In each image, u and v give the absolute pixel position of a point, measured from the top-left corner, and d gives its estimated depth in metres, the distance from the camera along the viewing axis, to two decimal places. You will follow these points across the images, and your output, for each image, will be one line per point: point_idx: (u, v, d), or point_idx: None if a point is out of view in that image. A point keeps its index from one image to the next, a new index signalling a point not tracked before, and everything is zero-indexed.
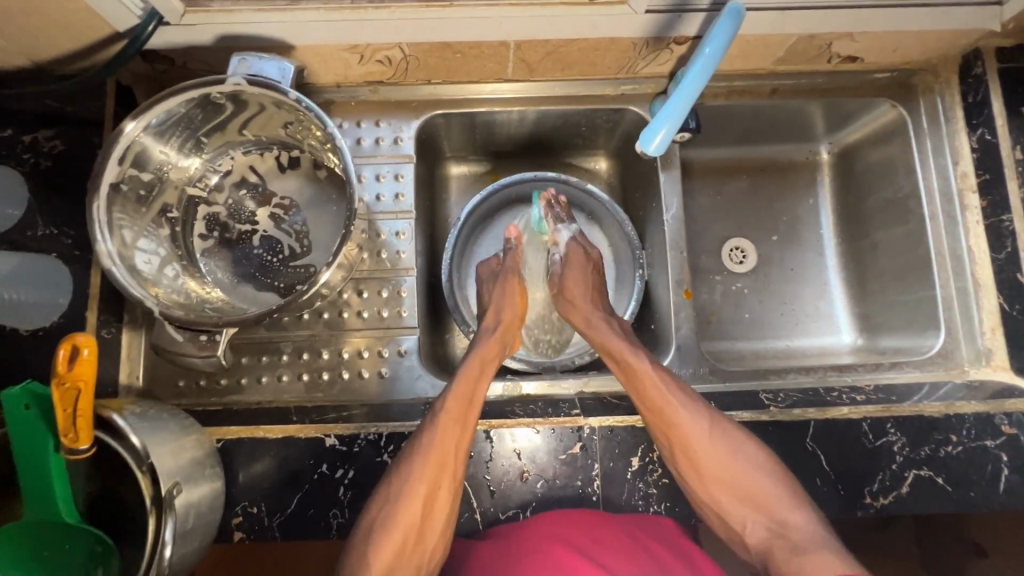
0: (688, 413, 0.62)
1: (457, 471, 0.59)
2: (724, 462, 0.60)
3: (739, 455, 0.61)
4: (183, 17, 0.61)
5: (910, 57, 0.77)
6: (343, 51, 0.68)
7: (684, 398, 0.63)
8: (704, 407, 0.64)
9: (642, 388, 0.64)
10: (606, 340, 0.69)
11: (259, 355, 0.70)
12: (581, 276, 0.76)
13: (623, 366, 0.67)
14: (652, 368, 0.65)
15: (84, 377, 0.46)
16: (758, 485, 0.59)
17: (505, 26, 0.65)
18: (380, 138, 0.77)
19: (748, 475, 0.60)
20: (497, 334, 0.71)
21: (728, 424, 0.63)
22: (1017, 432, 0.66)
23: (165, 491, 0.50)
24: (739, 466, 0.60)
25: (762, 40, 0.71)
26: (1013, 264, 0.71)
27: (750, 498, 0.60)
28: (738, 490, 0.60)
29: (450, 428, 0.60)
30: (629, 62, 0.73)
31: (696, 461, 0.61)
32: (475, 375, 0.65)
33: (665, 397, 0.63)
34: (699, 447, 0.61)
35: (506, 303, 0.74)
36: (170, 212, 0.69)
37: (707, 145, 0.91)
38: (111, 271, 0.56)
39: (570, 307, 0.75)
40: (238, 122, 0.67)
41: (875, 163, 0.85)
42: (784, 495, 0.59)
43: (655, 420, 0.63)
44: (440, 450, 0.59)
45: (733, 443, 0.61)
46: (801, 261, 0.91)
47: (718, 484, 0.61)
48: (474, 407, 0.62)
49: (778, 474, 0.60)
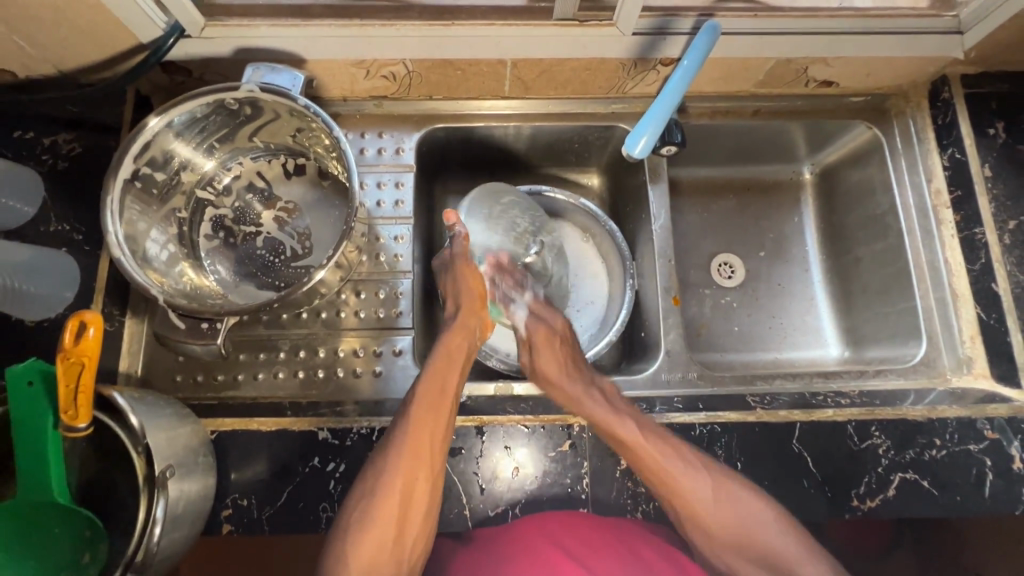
0: (699, 485, 0.59)
1: (432, 476, 0.59)
2: (736, 527, 0.59)
3: (750, 522, 0.59)
4: (203, 30, 0.67)
5: (881, 83, 0.82)
6: (351, 66, 0.73)
7: (686, 465, 0.60)
8: (707, 470, 0.60)
9: (648, 465, 0.60)
10: (593, 411, 0.64)
11: (257, 352, 0.72)
12: (554, 356, 0.71)
13: (611, 439, 0.63)
14: (639, 434, 0.61)
15: (89, 353, 0.48)
16: (777, 550, 0.58)
17: (502, 44, 0.70)
18: (382, 149, 0.81)
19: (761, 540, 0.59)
20: (464, 318, 0.70)
21: (736, 487, 0.60)
22: (1000, 437, 0.67)
23: (158, 472, 0.51)
24: (729, 490, 0.60)
25: (742, 63, 0.76)
26: (988, 274, 0.74)
27: (765, 559, 0.59)
28: (753, 552, 0.60)
29: (417, 428, 0.59)
30: (619, 81, 0.78)
31: (706, 526, 0.60)
32: (443, 366, 0.64)
33: (667, 469, 0.60)
34: (703, 513, 0.60)
35: (467, 288, 0.71)
36: (179, 212, 0.72)
37: (695, 164, 0.95)
38: (119, 259, 0.59)
39: (548, 384, 0.70)
40: (249, 129, 0.71)
41: (855, 183, 0.89)
42: (801, 558, 0.58)
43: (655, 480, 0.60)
44: (412, 447, 0.58)
45: (740, 507, 0.59)
46: (788, 277, 0.94)
47: (730, 545, 0.60)
48: (440, 405, 0.61)
49: (793, 535, 0.58)
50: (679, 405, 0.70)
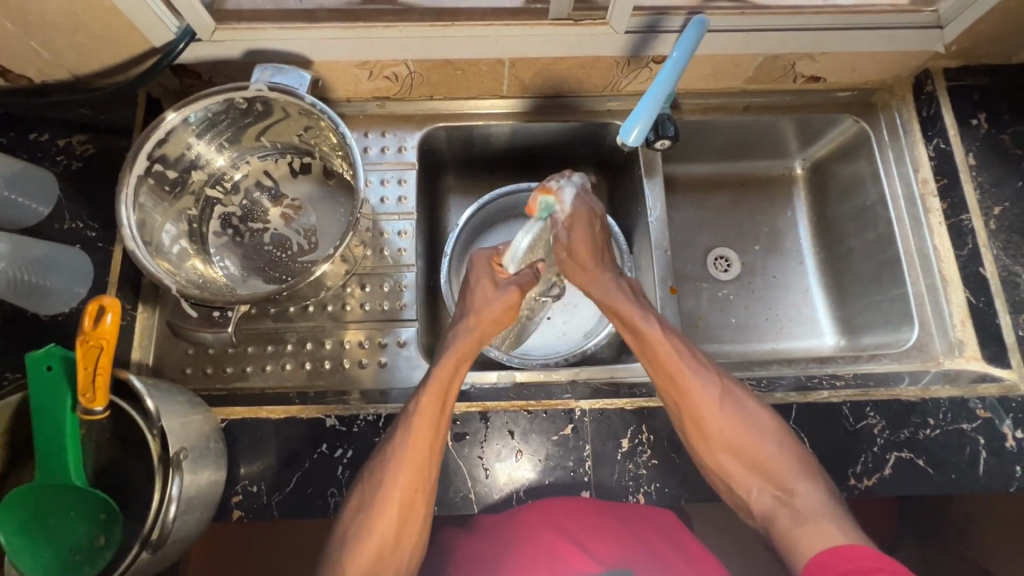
0: (705, 388, 0.66)
1: (428, 483, 0.60)
2: (738, 429, 0.65)
3: (751, 425, 0.65)
4: (213, 33, 0.69)
5: (867, 77, 0.85)
6: (355, 67, 0.75)
7: (697, 367, 0.67)
8: (715, 375, 0.68)
9: (664, 366, 0.67)
10: (615, 303, 0.71)
11: (265, 345, 0.73)
12: (590, 238, 0.73)
13: (632, 334, 0.70)
14: (658, 331, 0.68)
15: (107, 339, 0.50)
16: (770, 457, 0.64)
17: (500, 43, 0.73)
18: (385, 147, 0.83)
19: (756, 445, 0.64)
20: (479, 327, 0.70)
21: (740, 394, 0.67)
22: (991, 416, 0.68)
23: (172, 453, 0.53)
24: (734, 396, 0.67)
25: (731, 60, 0.79)
26: (976, 259, 0.76)
27: (760, 466, 0.64)
28: (748, 458, 0.64)
29: (418, 432, 0.60)
30: (613, 79, 0.81)
31: (709, 430, 0.65)
32: (447, 377, 0.64)
33: (681, 364, 0.67)
34: (708, 413, 0.65)
35: (494, 305, 0.71)
36: (189, 209, 0.74)
37: (689, 161, 0.98)
38: (133, 250, 0.61)
39: (580, 270, 0.74)
40: (257, 129, 0.74)
41: (844, 176, 0.91)
42: (794, 465, 0.63)
43: (668, 389, 0.67)
44: (414, 457, 0.59)
45: (743, 417, 0.65)
46: (783, 269, 0.96)
47: (728, 452, 0.65)
48: (442, 413, 0.62)
49: (789, 445, 0.64)
50: None
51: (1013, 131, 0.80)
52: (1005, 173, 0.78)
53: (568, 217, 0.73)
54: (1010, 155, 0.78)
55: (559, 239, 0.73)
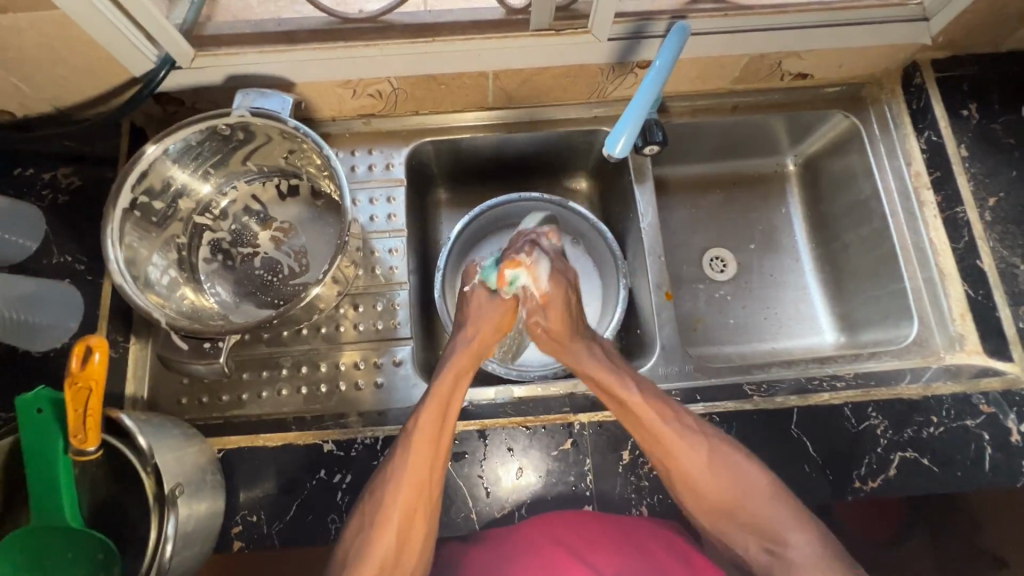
0: (691, 452, 0.62)
1: (428, 506, 0.59)
2: (726, 490, 0.62)
3: (739, 482, 0.62)
4: (192, 61, 0.69)
5: (855, 72, 0.84)
6: (338, 87, 0.75)
7: (684, 428, 0.63)
8: (702, 433, 0.63)
9: (649, 433, 0.62)
10: (588, 368, 0.66)
11: (260, 371, 0.73)
12: (564, 313, 0.66)
13: (611, 402, 0.64)
14: (639, 397, 0.63)
15: (94, 380, 0.49)
16: (761, 513, 0.61)
17: (483, 56, 0.73)
18: (372, 165, 0.83)
19: (745, 499, 0.62)
20: (480, 339, 0.67)
21: (732, 452, 0.63)
22: (995, 411, 0.68)
23: (168, 490, 0.52)
24: (723, 452, 0.63)
25: (717, 61, 0.79)
26: (973, 252, 0.75)
27: (752, 523, 0.62)
28: (739, 515, 0.63)
29: (418, 458, 0.59)
30: (599, 86, 0.81)
31: (696, 490, 0.63)
32: (447, 390, 0.63)
33: (667, 430, 0.62)
34: (697, 474, 0.62)
35: (492, 316, 0.68)
36: (178, 238, 0.73)
37: (680, 163, 0.97)
38: (121, 285, 0.60)
39: (555, 343, 0.68)
40: (242, 154, 0.73)
41: (836, 172, 0.91)
42: (787, 519, 0.61)
43: (654, 447, 0.63)
44: (411, 482, 0.58)
45: (733, 476, 0.62)
46: (779, 268, 0.95)
47: (713, 503, 0.63)
48: (445, 427, 0.61)
49: (783, 500, 0.61)
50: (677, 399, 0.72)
51: (1005, 120, 0.79)
52: (998, 163, 0.77)
53: (545, 294, 0.66)
54: (1002, 145, 0.78)
55: (533, 316, 0.67)
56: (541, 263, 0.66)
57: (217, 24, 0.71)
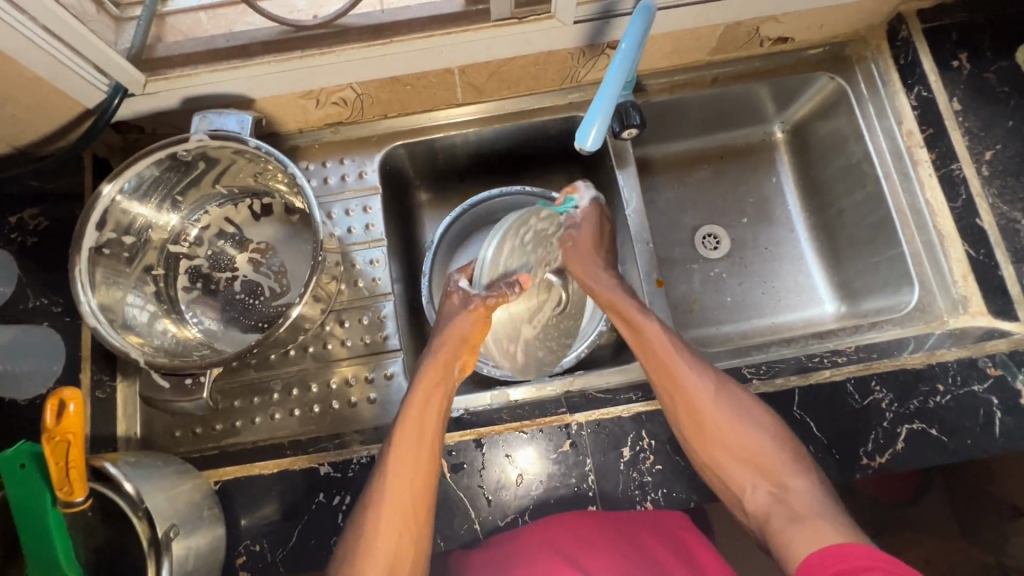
0: (700, 379, 0.63)
1: (418, 524, 0.58)
2: (734, 425, 0.62)
3: (744, 417, 0.62)
4: (145, 86, 0.67)
5: (837, 30, 0.80)
6: (299, 98, 0.73)
7: (696, 362, 0.65)
8: (711, 368, 0.65)
9: (660, 359, 0.65)
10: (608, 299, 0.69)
11: (250, 397, 0.72)
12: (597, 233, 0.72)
13: (625, 326, 0.68)
14: (655, 327, 0.66)
15: (73, 430, 0.49)
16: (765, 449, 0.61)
17: (446, 53, 0.70)
18: (345, 175, 0.80)
19: (750, 437, 0.61)
20: (448, 355, 0.64)
21: (737, 391, 0.64)
22: (1003, 374, 0.66)
23: (161, 534, 0.52)
24: (726, 387, 0.64)
25: (691, 33, 0.76)
26: (971, 210, 0.73)
27: (755, 461, 0.62)
28: (749, 457, 0.62)
29: (398, 481, 0.58)
30: (571, 71, 0.78)
31: (705, 426, 0.62)
32: (417, 415, 0.60)
33: (676, 358, 0.64)
34: (705, 407, 0.62)
35: (460, 328, 0.62)
36: (154, 270, 0.72)
37: (664, 141, 0.94)
38: (96, 329, 0.59)
39: (585, 259, 0.70)
40: (209, 177, 0.72)
41: (825, 136, 0.87)
42: (787, 458, 0.61)
43: (663, 381, 0.64)
44: (396, 506, 0.57)
45: (739, 410, 0.63)
46: (773, 239, 0.92)
47: (726, 450, 0.62)
48: (424, 433, 0.60)
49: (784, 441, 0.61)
50: None
51: (998, 68, 0.75)
52: (993, 114, 0.74)
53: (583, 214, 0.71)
54: (996, 94, 0.74)
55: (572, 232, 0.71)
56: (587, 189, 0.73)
57: (167, 44, 0.68)
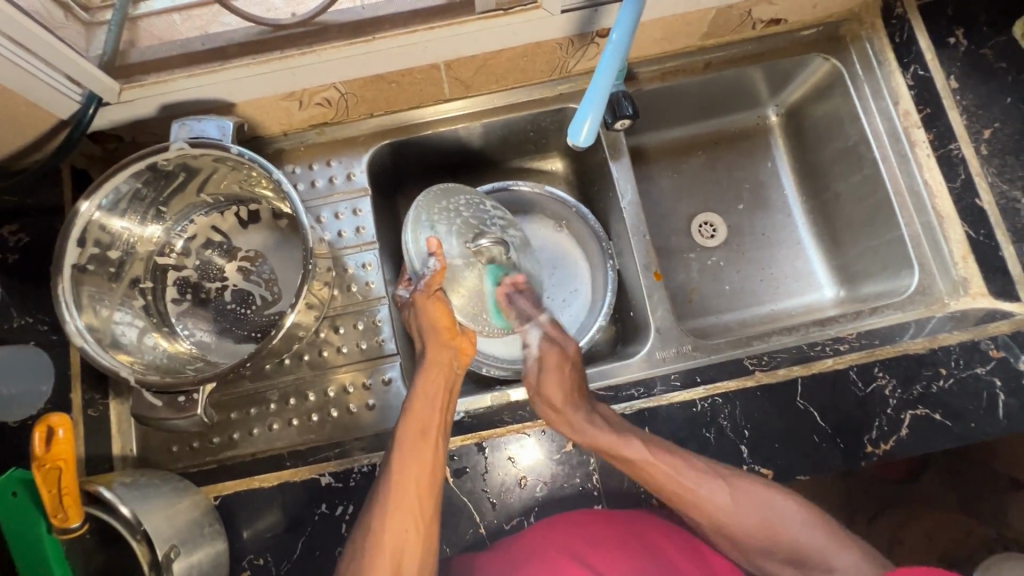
0: (710, 491, 0.59)
1: (424, 527, 0.54)
2: (762, 530, 0.58)
3: (773, 519, 0.58)
4: (120, 94, 0.65)
5: (832, 9, 0.78)
6: (281, 100, 0.71)
7: (699, 476, 0.59)
8: (716, 474, 0.60)
9: (662, 483, 0.59)
10: (595, 438, 0.61)
11: (247, 409, 0.70)
12: (560, 381, 0.66)
13: (617, 460, 0.60)
14: (645, 451, 0.60)
15: (63, 456, 0.48)
16: (800, 541, 0.58)
17: (431, 49, 0.68)
18: (333, 177, 0.78)
19: (786, 534, 0.58)
20: (434, 353, 0.64)
21: (752, 487, 0.59)
22: (1006, 355, 0.65)
23: (162, 556, 0.51)
24: (743, 489, 0.59)
25: (682, 18, 0.74)
26: (970, 190, 0.72)
27: (795, 555, 0.58)
28: (784, 550, 0.59)
29: (403, 478, 0.55)
30: (560, 62, 0.76)
31: (729, 530, 0.60)
32: (422, 408, 0.59)
33: (683, 480, 0.59)
34: (730, 519, 0.59)
35: (427, 320, 0.64)
36: (142, 282, 0.71)
37: (657, 129, 0.92)
38: (83, 349, 0.58)
39: (561, 418, 0.63)
40: (192, 185, 0.70)
41: (821, 118, 0.86)
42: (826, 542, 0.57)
43: (677, 501, 0.60)
44: (400, 499, 0.54)
45: (761, 509, 0.58)
46: (770, 226, 0.91)
47: (761, 550, 0.60)
48: (427, 426, 0.59)
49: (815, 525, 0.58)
50: (677, 382, 0.69)
51: (994, 44, 0.74)
52: (991, 90, 0.73)
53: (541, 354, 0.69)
54: (993, 70, 0.73)
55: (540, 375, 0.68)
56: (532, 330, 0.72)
57: (141, 49, 0.65)
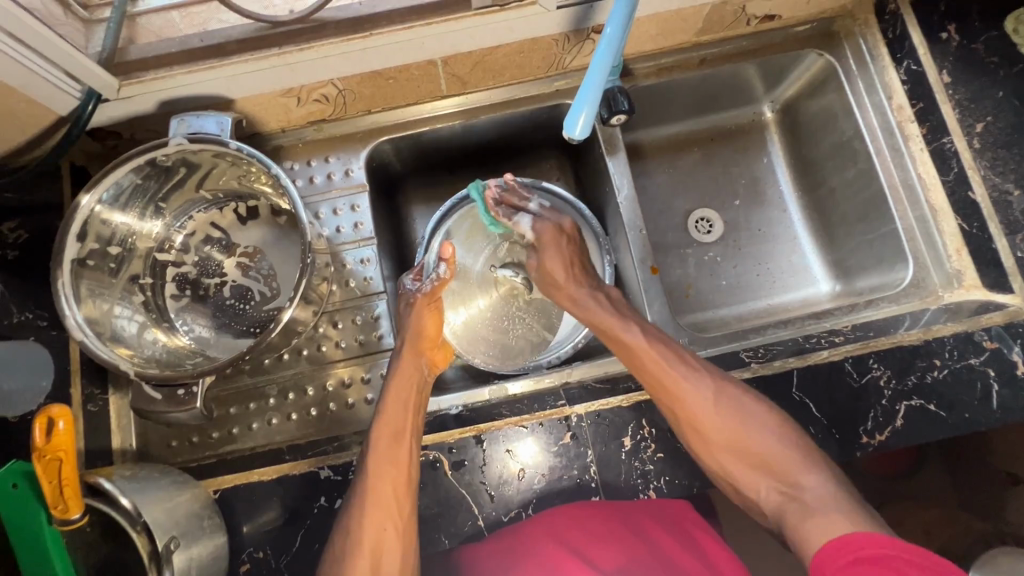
0: (693, 382, 0.63)
1: (402, 522, 0.58)
2: (737, 429, 0.61)
3: (748, 421, 0.61)
4: (119, 91, 0.65)
5: (825, 5, 0.79)
6: (280, 96, 0.72)
7: (687, 368, 0.63)
8: (706, 371, 0.64)
9: (651, 367, 0.63)
10: (599, 318, 0.69)
11: (246, 403, 0.70)
12: (559, 255, 0.73)
13: (616, 344, 0.66)
14: (643, 339, 0.65)
15: (64, 448, 0.49)
16: (773, 450, 0.60)
17: (428, 45, 0.68)
18: (331, 173, 0.79)
19: (761, 444, 0.60)
20: (405, 360, 0.67)
21: (733, 390, 0.63)
22: (999, 346, 0.66)
23: (162, 547, 0.51)
24: (727, 390, 0.63)
25: (676, 14, 0.75)
26: (963, 183, 0.72)
27: (763, 463, 0.60)
28: (752, 456, 0.61)
29: (379, 481, 0.59)
30: (556, 58, 0.76)
31: (707, 433, 0.62)
32: (394, 415, 0.62)
33: (671, 370, 0.63)
34: (709, 418, 0.61)
35: (415, 324, 0.69)
36: (141, 279, 0.71)
37: (653, 125, 0.93)
38: (83, 343, 0.58)
39: (551, 287, 0.74)
40: (191, 182, 0.70)
41: (816, 113, 0.86)
42: (797, 456, 0.59)
43: (659, 395, 0.63)
44: (377, 501, 0.58)
45: (739, 411, 0.62)
46: (767, 221, 0.92)
47: (731, 454, 0.61)
48: (399, 431, 0.61)
49: (789, 436, 0.60)
50: None
51: (987, 39, 0.75)
52: (983, 85, 0.73)
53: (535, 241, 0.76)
54: (986, 65, 0.74)
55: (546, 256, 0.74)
56: (522, 218, 0.77)
57: (139, 46, 0.66)
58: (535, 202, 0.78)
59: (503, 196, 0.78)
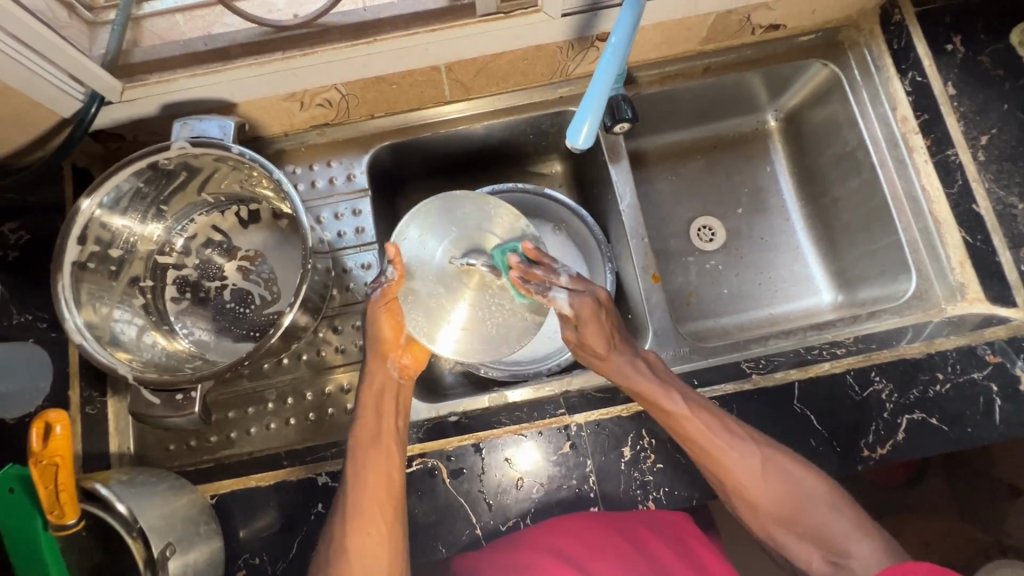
0: (739, 453, 0.60)
1: (390, 526, 0.58)
2: (784, 499, 0.59)
3: (798, 492, 0.59)
4: (123, 94, 0.65)
5: (830, 16, 0.79)
6: (283, 100, 0.72)
7: (730, 436, 0.61)
8: (751, 439, 0.61)
9: (695, 439, 0.60)
10: (635, 383, 0.62)
11: (245, 408, 0.70)
12: (602, 333, 0.60)
13: (657, 413, 0.61)
14: (686, 408, 0.61)
15: (60, 453, 0.49)
16: (820, 520, 0.59)
17: (432, 51, 0.68)
18: (333, 177, 0.79)
19: (814, 514, 0.59)
20: (372, 364, 0.62)
21: (781, 458, 0.60)
22: (1002, 360, 0.65)
23: (157, 553, 0.51)
24: (775, 459, 0.60)
25: (681, 23, 0.74)
26: (968, 196, 0.72)
27: (812, 532, 0.60)
28: (798, 524, 0.60)
29: (360, 487, 0.58)
30: (560, 65, 0.76)
31: (753, 501, 0.61)
32: (372, 420, 0.61)
33: (717, 440, 0.60)
34: (754, 486, 0.60)
35: (372, 330, 0.60)
36: (141, 281, 0.71)
37: (657, 132, 0.93)
38: (82, 346, 0.58)
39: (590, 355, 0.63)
40: (193, 185, 0.70)
41: (820, 123, 0.86)
42: (847, 526, 0.59)
43: (704, 462, 0.61)
44: (360, 507, 0.57)
45: (787, 480, 0.60)
46: (769, 230, 0.91)
47: (776, 521, 0.61)
48: (376, 437, 0.60)
49: (840, 506, 0.59)
50: None
51: (992, 51, 0.75)
52: (989, 97, 0.73)
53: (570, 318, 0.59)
54: (991, 77, 0.74)
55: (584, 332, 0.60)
56: (559, 292, 0.56)
57: (144, 49, 0.66)
58: (562, 269, 0.57)
59: (530, 269, 0.53)
